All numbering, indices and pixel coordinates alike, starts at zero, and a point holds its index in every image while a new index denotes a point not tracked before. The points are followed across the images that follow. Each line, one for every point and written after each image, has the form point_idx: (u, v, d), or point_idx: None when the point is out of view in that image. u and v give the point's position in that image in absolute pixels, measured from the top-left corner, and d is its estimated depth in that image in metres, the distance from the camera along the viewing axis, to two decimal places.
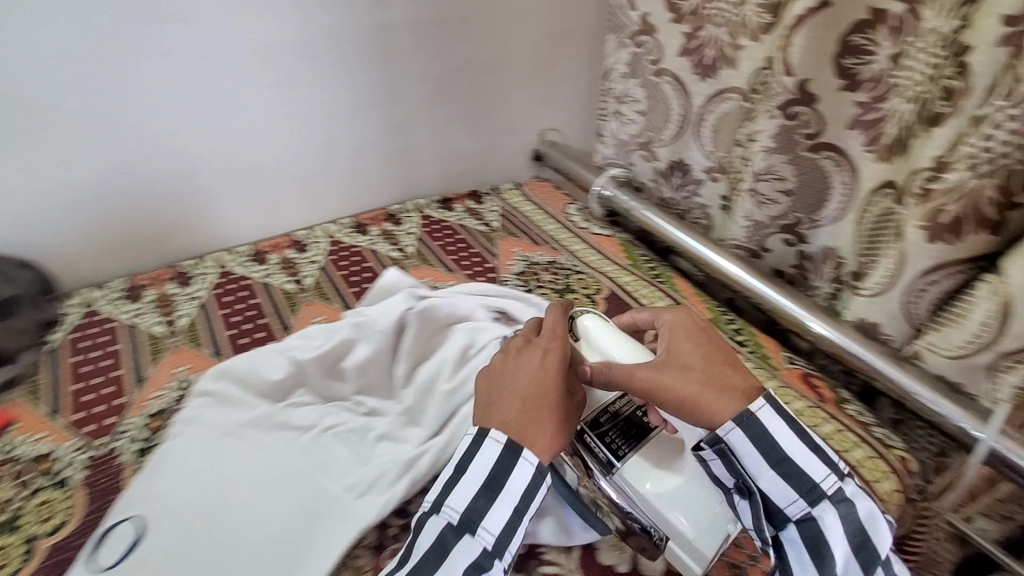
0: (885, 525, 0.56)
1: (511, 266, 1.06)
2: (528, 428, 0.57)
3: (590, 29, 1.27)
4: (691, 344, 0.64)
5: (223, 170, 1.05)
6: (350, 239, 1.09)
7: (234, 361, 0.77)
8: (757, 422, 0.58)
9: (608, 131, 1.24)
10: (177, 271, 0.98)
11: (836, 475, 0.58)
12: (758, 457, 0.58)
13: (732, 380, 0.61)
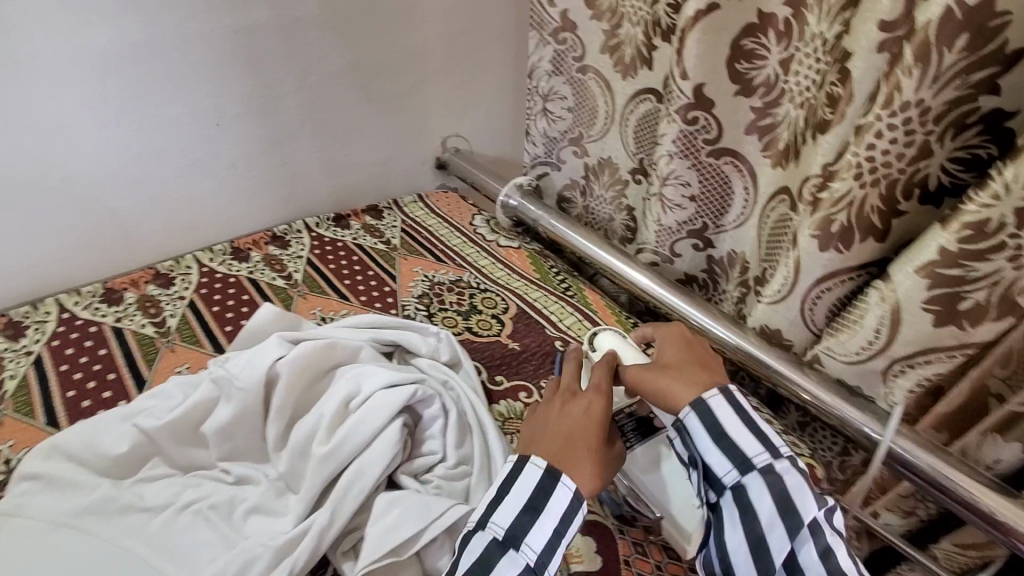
0: (819, 503, 0.53)
1: (412, 288, 0.97)
2: (570, 460, 0.54)
3: (493, 28, 1.19)
4: (679, 345, 0.67)
5: (71, 198, 0.91)
6: (225, 267, 0.97)
7: (66, 434, 0.64)
8: (708, 410, 0.58)
9: (537, 130, 1.15)
10: (6, 320, 0.84)
11: (773, 451, 0.55)
12: (703, 430, 0.57)
13: (702, 372, 0.63)
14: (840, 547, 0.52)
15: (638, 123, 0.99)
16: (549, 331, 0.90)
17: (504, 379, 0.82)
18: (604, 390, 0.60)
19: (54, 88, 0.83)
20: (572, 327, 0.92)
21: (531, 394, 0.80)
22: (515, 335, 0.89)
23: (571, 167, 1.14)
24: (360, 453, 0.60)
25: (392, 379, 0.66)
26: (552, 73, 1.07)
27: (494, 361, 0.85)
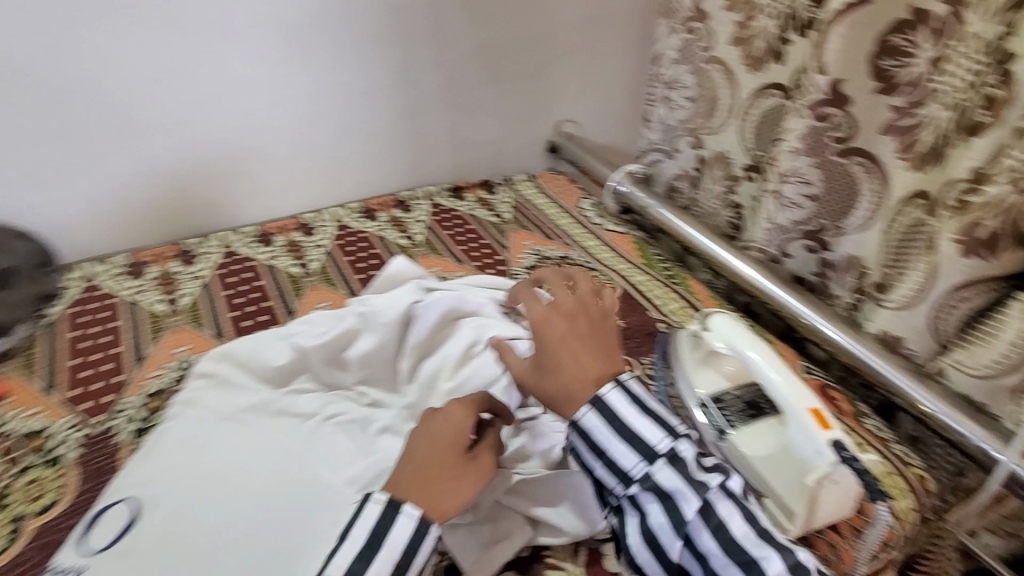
0: (698, 495, 0.51)
1: (521, 260, 1.02)
2: (423, 488, 0.52)
3: (611, 16, 1.23)
4: (557, 332, 0.60)
5: (234, 147, 1.00)
6: (358, 224, 1.07)
7: (236, 344, 0.74)
8: (606, 409, 0.56)
9: (655, 117, 1.19)
10: (180, 249, 0.95)
11: (642, 456, 0.53)
12: (602, 430, 0.55)
13: (583, 364, 0.59)
14: (734, 532, 0.50)
15: (757, 123, 0.98)
16: (652, 313, 0.93)
17: None
18: (472, 408, 0.57)
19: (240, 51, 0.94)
20: (675, 312, 0.93)
21: (633, 368, 0.82)
22: (619, 313, 0.92)
23: (683, 160, 1.15)
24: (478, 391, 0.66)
25: (511, 331, 0.71)
26: (677, 61, 1.11)
27: None
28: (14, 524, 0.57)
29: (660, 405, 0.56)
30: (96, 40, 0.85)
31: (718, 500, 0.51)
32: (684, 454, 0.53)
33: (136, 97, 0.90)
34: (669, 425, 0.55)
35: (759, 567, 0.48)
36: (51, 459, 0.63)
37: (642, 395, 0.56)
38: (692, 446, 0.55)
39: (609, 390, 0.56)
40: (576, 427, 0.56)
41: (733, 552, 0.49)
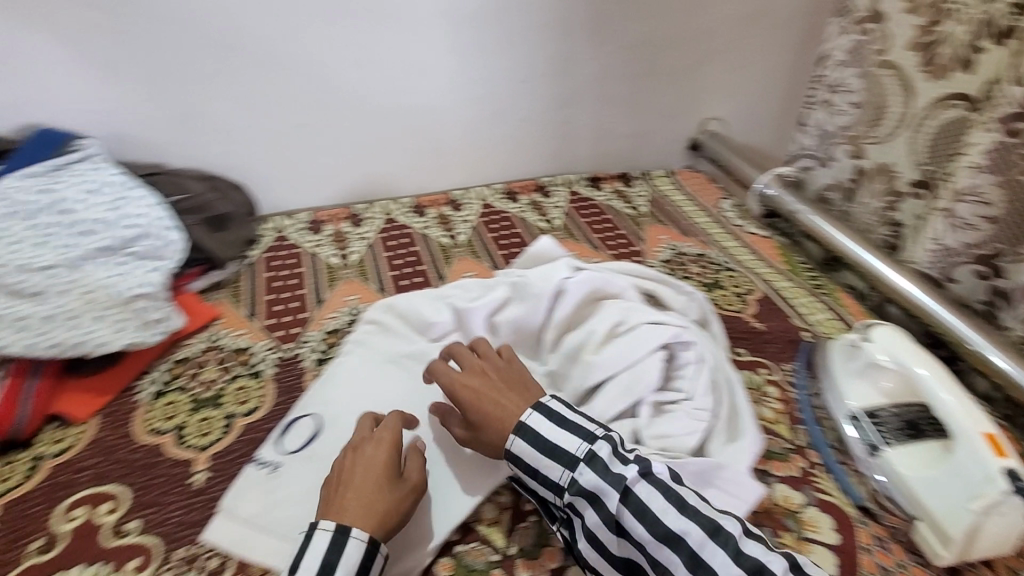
0: (616, 486, 0.52)
1: (657, 253, 1.03)
2: (355, 512, 0.51)
3: (769, 17, 1.22)
4: (474, 385, 0.61)
5: (399, 126, 1.05)
6: (501, 205, 1.13)
7: (400, 299, 0.82)
8: (530, 431, 0.56)
9: (813, 121, 1.14)
10: (350, 213, 1.06)
11: (567, 465, 0.54)
12: (531, 449, 0.55)
13: (507, 403, 0.59)
14: (657, 512, 0.50)
15: (933, 135, 0.91)
16: (795, 320, 0.90)
17: (745, 351, 0.83)
18: (390, 437, 0.58)
19: (430, 34, 0.98)
20: (820, 323, 0.90)
21: (773, 371, 0.81)
22: (759, 316, 0.90)
23: (838, 168, 1.09)
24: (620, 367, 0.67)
25: (656, 317, 0.72)
26: (844, 63, 1.04)
27: (735, 333, 0.86)
28: (227, 420, 0.68)
29: (574, 411, 0.58)
30: (301, 28, 0.90)
31: (638, 486, 0.51)
32: (602, 451, 0.54)
33: (319, 79, 0.95)
34: (586, 429, 0.56)
35: (688, 542, 0.48)
36: (253, 372, 0.75)
37: (560, 408, 0.57)
38: (612, 443, 0.55)
39: (527, 414, 0.57)
40: (510, 455, 0.57)
41: (658, 531, 0.49)
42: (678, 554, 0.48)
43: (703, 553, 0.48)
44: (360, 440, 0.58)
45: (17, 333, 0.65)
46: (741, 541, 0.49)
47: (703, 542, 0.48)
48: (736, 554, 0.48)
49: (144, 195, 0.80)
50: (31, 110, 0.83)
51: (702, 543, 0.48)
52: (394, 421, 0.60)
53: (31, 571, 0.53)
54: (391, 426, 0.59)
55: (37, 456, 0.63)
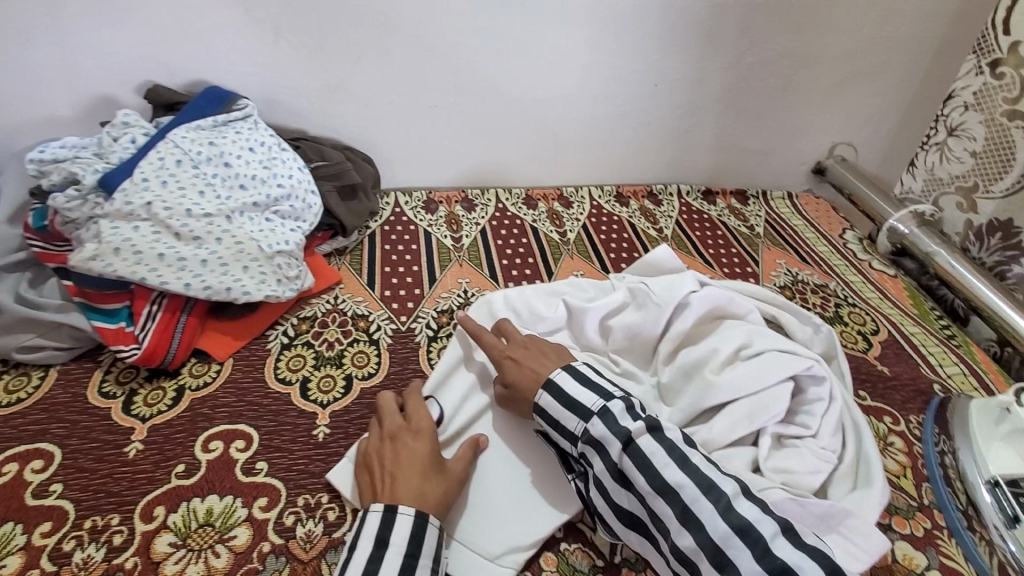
0: (620, 437, 0.53)
1: (774, 278, 0.98)
2: (402, 496, 0.52)
3: (922, 41, 1.13)
4: (515, 352, 0.66)
5: (519, 119, 1.07)
6: (610, 207, 1.12)
7: (511, 292, 0.82)
8: (554, 386, 0.60)
9: (924, 162, 1.09)
10: (464, 196, 1.09)
11: (582, 416, 0.56)
12: (554, 402, 0.59)
13: (544, 366, 0.63)
14: (657, 465, 0.50)
15: None
16: (923, 368, 0.84)
17: (867, 395, 0.79)
18: (427, 430, 0.59)
19: (568, 29, 0.97)
20: (952, 376, 0.83)
21: (898, 421, 0.76)
22: (883, 359, 0.85)
23: (951, 218, 1.05)
24: (745, 387, 0.65)
25: (786, 345, 0.69)
26: (970, 106, 0.98)
27: (858, 374, 0.82)
28: (347, 380, 0.72)
29: (598, 375, 0.61)
30: (439, 20, 0.92)
31: (641, 438, 0.52)
32: (614, 407, 0.56)
33: (449, 71, 0.97)
34: (605, 388, 0.58)
35: (682, 495, 0.48)
36: (371, 340, 0.78)
37: (585, 371, 0.61)
38: (625, 402, 0.57)
39: (557, 372, 0.61)
40: (538, 409, 0.60)
41: (656, 484, 0.49)
42: (671, 506, 0.48)
43: (694, 506, 0.48)
44: (396, 430, 0.59)
45: (178, 273, 0.70)
46: (733, 500, 0.48)
47: (695, 496, 0.48)
48: (725, 511, 0.47)
49: (293, 158, 0.86)
50: (201, 65, 0.89)
51: (695, 497, 0.48)
52: (426, 415, 0.61)
53: (176, 491, 0.58)
54: (424, 419, 0.61)
55: (181, 387, 0.68)
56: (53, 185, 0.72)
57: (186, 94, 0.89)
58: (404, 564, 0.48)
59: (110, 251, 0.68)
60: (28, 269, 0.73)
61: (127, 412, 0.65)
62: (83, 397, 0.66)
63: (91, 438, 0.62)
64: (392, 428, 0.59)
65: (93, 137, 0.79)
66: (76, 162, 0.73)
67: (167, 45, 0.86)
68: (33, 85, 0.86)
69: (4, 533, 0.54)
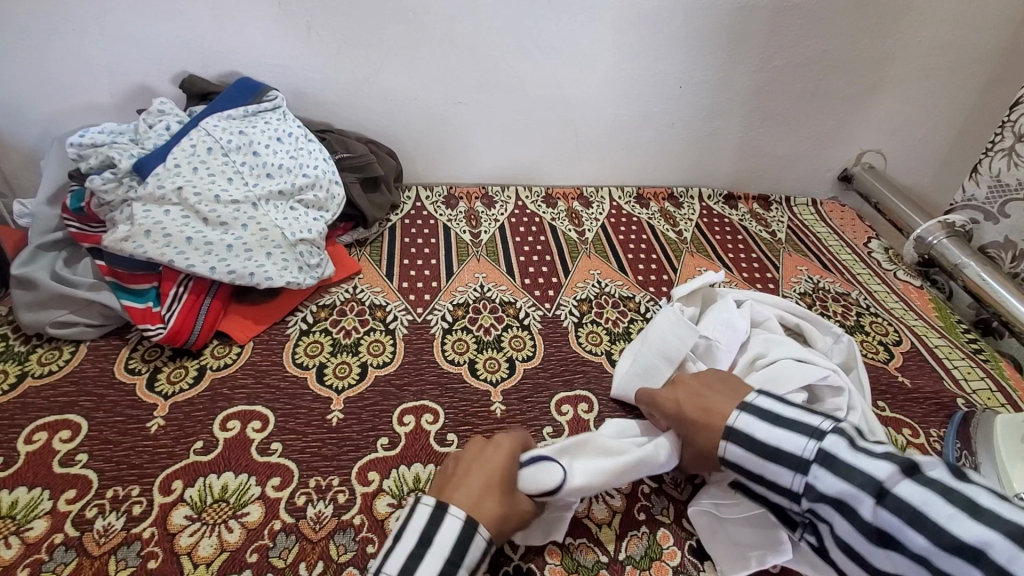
0: (865, 489, 0.44)
1: (794, 284, 0.97)
2: (458, 499, 0.51)
3: (958, 48, 1.10)
4: (704, 388, 0.61)
5: (543, 118, 1.07)
6: (630, 208, 1.12)
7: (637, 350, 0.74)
8: (742, 433, 0.54)
9: (988, 168, 1.01)
10: (484, 193, 1.10)
11: (796, 467, 0.49)
12: (752, 455, 0.52)
13: (719, 400, 0.58)
14: (935, 517, 0.41)
15: None
16: (947, 382, 0.82)
17: (886, 406, 0.77)
18: (509, 451, 0.57)
19: (593, 28, 0.97)
20: (978, 391, 0.81)
21: (918, 434, 0.74)
22: (905, 371, 0.83)
23: (1016, 223, 0.98)
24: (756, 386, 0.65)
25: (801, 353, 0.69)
26: None
27: (878, 386, 0.80)
28: (362, 367, 0.73)
29: (790, 410, 0.53)
30: (468, 17, 0.93)
31: (896, 485, 0.43)
32: (836, 450, 0.48)
33: (476, 68, 0.99)
34: (811, 426, 0.51)
35: (991, 556, 0.38)
36: (388, 330, 0.79)
37: (775, 407, 0.54)
38: (846, 438, 0.49)
39: (736, 417, 0.55)
40: (726, 462, 0.55)
41: (940, 541, 0.40)
42: (978, 569, 0.38)
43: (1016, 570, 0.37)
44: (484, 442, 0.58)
45: (204, 257, 0.72)
46: None
47: (1011, 555, 0.37)
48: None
49: (318, 149, 0.88)
50: (235, 57, 0.92)
51: (1013, 557, 0.37)
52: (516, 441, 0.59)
53: (193, 467, 0.60)
54: (509, 441, 0.58)
55: (203, 367, 0.70)
56: (91, 168, 0.75)
57: (219, 85, 0.92)
58: (441, 570, 0.46)
59: (142, 232, 0.70)
60: (64, 248, 0.77)
61: (151, 388, 0.67)
62: (110, 372, 0.68)
63: (115, 411, 0.64)
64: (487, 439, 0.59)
65: (130, 124, 0.82)
66: (113, 147, 0.76)
67: (204, 38, 0.89)
68: (76, 74, 0.89)
69: (33, 497, 0.56)
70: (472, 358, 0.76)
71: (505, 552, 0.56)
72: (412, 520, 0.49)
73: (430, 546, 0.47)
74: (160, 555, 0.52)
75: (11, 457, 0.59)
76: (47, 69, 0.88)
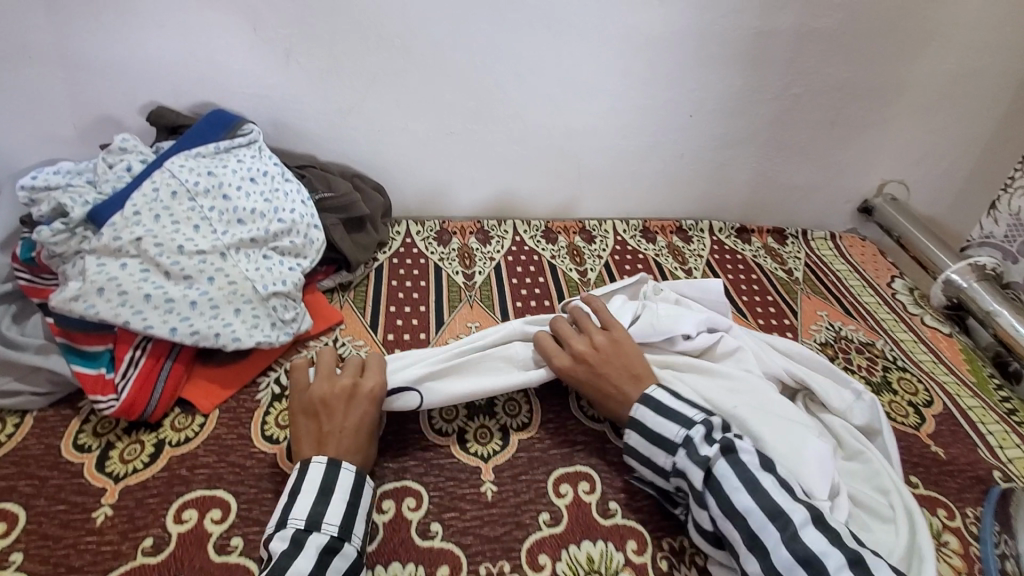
0: (701, 466, 0.56)
1: (813, 332, 0.90)
2: (342, 452, 0.56)
3: (987, 75, 1.03)
4: (614, 361, 0.67)
5: (543, 148, 1.00)
6: (635, 243, 1.04)
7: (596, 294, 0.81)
8: (637, 419, 0.61)
9: (1007, 205, 0.98)
10: (479, 227, 1.02)
11: (667, 450, 0.59)
12: (640, 440, 0.61)
13: (620, 377, 0.65)
14: (728, 490, 0.53)
15: None
16: (981, 450, 0.75)
17: (919, 482, 0.70)
18: (376, 394, 0.62)
19: (599, 55, 0.90)
20: (1015, 461, 0.74)
21: (953, 516, 0.67)
22: (938, 439, 0.76)
23: None
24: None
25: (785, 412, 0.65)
26: None
27: (909, 457, 0.73)
28: None
29: (675, 400, 0.62)
30: (462, 43, 0.86)
31: (720, 466, 0.55)
32: (696, 436, 0.58)
33: (471, 97, 0.91)
34: (685, 417, 0.60)
35: (750, 522, 0.51)
36: None
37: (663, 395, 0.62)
38: (707, 429, 0.59)
39: (637, 409, 0.62)
40: (627, 447, 0.62)
41: (731, 512, 0.52)
42: (739, 529, 0.52)
43: (762, 534, 0.50)
44: (354, 387, 0.61)
45: (164, 317, 0.65)
46: (801, 529, 0.50)
47: (763, 523, 0.51)
48: (791, 540, 0.49)
49: (296, 189, 0.81)
50: (208, 87, 0.84)
51: (762, 525, 0.51)
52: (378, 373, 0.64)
53: (140, 571, 0.52)
54: (376, 380, 0.63)
55: (161, 441, 0.63)
56: (42, 216, 0.68)
57: (191, 117, 0.85)
58: (347, 508, 0.53)
59: (94, 290, 0.63)
60: (13, 302, 0.70)
61: (100, 469, 0.60)
62: (55, 450, 0.61)
63: (58, 499, 0.57)
64: (358, 381, 0.62)
65: (89, 162, 0.75)
66: (66, 191, 0.69)
67: (172, 66, 0.82)
68: (34, 105, 0.82)
69: None
70: (462, 426, 0.69)
71: None
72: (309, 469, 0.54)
73: (332, 494, 0.53)
74: None
75: None
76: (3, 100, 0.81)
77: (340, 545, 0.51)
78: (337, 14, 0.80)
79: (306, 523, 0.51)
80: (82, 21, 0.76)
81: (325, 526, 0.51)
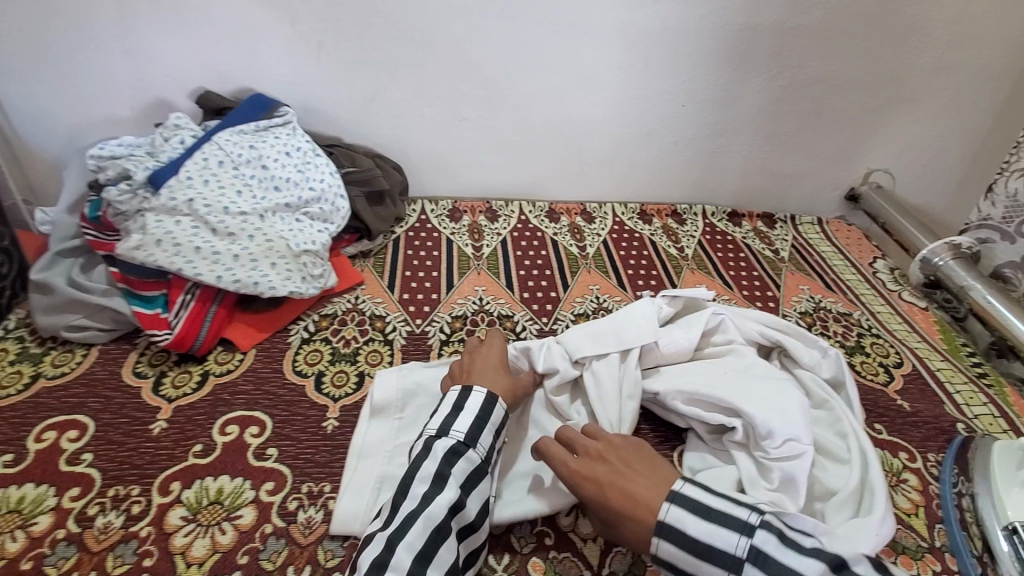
0: None
1: (794, 303, 0.97)
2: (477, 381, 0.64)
3: (965, 67, 1.09)
4: (633, 471, 0.55)
5: (546, 134, 1.09)
6: (632, 224, 1.13)
7: (601, 323, 0.74)
8: (669, 529, 0.50)
9: (1004, 187, 1.00)
10: (488, 207, 1.12)
11: (729, 568, 0.48)
12: (681, 552, 0.49)
13: (641, 488, 0.53)
14: None
15: None
16: (947, 406, 0.80)
17: (883, 429, 0.76)
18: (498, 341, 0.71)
19: (597, 49, 0.99)
20: (979, 416, 0.79)
21: (914, 458, 0.72)
22: (905, 394, 0.82)
23: None
24: (698, 398, 0.66)
25: (771, 374, 0.70)
26: None
27: (875, 408, 0.79)
28: (359, 376, 0.75)
29: (716, 498, 0.51)
30: (474, 38, 0.95)
31: None
32: (765, 546, 0.47)
33: (481, 87, 1.01)
34: (740, 520, 0.49)
35: None
36: (386, 340, 0.81)
37: (705, 496, 0.51)
38: (775, 532, 0.48)
39: (667, 510, 0.51)
40: (655, 557, 0.51)
41: None
42: None
43: None
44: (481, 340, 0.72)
45: (211, 266, 0.75)
46: None
47: None
48: None
49: (326, 163, 0.91)
50: (249, 75, 0.95)
51: None
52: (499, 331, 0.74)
53: (192, 469, 0.62)
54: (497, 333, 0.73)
55: (207, 372, 0.73)
56: (108, 180, 0.79)
57: (233, 101, 0.95)
58: (474, 421, 0.58)
59: (153, 241, 0.73)
60: (81, 255, 0.80)
61: (156, 392, 0.70)
62: (118, 375, 0.71)
63: (120, 414, 0.67)
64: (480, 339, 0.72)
65: (146, 137, 0.85)
66: (130, 160, 0.80)
67: (218, 55, 0.93)
68: (98, 89, 0.94)
69: (40, 494, 0.58)
70: None
71: (489, 564, 0.57)
72: (468, 395, 0.61)
73: (463, 409, 0.59)
74: (155, 553, 0.54)
75: (21, 455, 0.62)
76: (70, 84, 0.92)
77: (464, 450, 0.56)
78: (362, 9, 0.91)
79: (437, 430, 0.57)
80: (144, 15, 0.87)
81: (454, 433, 0.57)
